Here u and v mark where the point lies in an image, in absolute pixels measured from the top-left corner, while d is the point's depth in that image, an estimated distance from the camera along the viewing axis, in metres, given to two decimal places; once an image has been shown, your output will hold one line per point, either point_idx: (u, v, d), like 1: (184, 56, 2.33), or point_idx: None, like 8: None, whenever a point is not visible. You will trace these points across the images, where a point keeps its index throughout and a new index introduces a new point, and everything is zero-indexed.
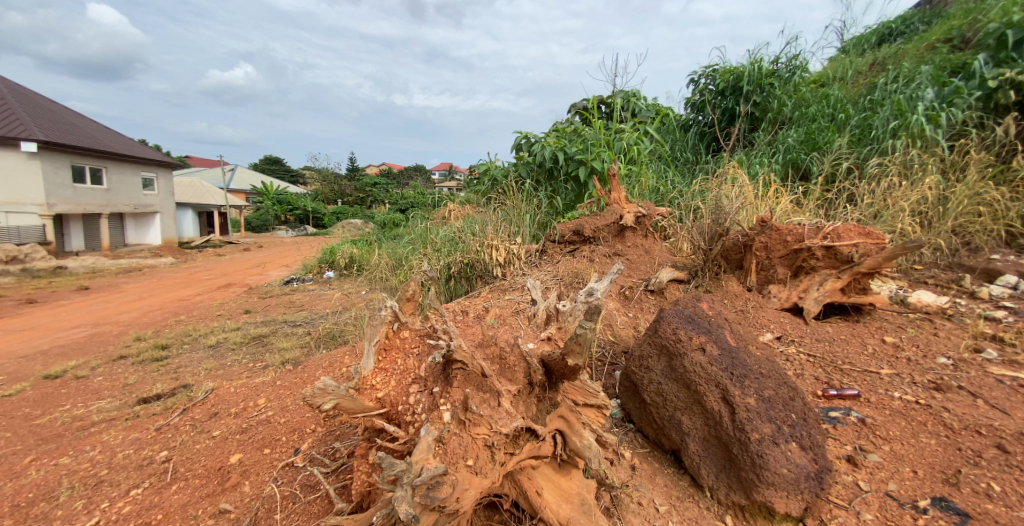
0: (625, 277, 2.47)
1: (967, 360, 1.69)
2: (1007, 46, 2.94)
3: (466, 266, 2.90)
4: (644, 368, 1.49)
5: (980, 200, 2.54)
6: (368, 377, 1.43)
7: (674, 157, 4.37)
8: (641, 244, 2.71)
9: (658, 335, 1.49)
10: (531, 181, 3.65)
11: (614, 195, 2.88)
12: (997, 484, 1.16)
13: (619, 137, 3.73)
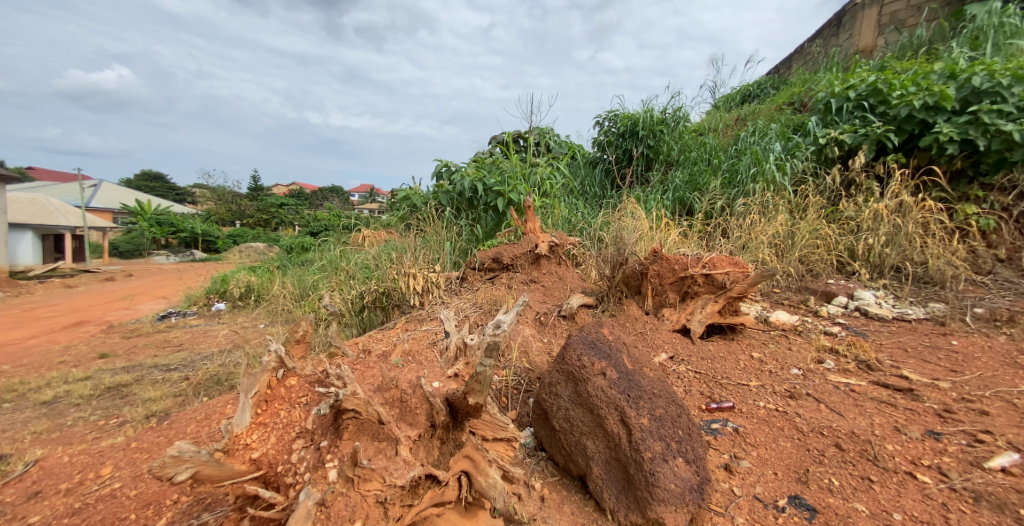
0: (538, 304, 2.53)
1: (813, 370, 2.02)
2: (828, 114, 3.67)
3: (382, 295, 2.74)
4: (553, 395, 1.53)
5: (818, 235, 3.09)
6: (241, 435, 1.29)
7: (583, 191, 4.71)
8: (556, 271, 2.85)
9: (565, 363, 1.55)
10: (451, 209, 3.60)
11: (530, 225, 3.00)
12: (835, 478, 1.37)
13: (534, 171, 3.89)
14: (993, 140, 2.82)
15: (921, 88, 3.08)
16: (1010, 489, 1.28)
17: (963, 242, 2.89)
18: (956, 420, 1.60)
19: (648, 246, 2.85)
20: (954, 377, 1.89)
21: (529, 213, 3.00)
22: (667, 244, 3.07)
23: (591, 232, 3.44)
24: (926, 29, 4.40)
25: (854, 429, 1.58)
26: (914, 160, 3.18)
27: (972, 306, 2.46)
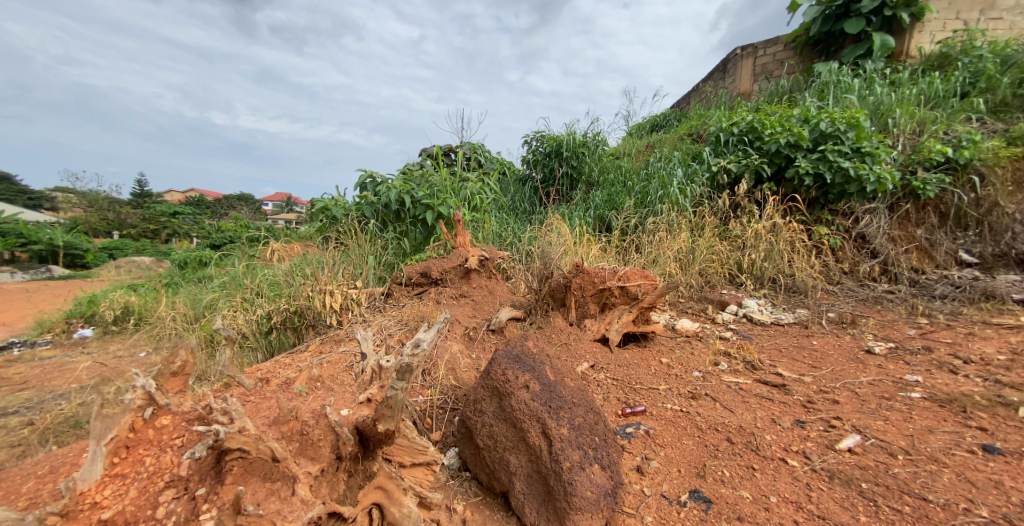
0: (465, 319, 2.50)
1: (711, 372, 2.24)
2: (718, 145, 4.15)
3: (294, 315, 2.53)
4: (478, 412, 1.51)
5: (713, 252, 3.46)
6: (91, 491, 1.13)
7: (514, 207, 4.81)
8: (486, 285, 2.85)
9: (490, 378, 1.54)
10: (376, 222, 3.42)
11: (460, 239, 2.96)
12: (726, 469, 1.52)
13: (463, 185, 3.87)
14: (836, 174, 3.39)
15: (785, 129, 3.62)
16: (853, 466, 1.51)
17: (819, 257, 3.41)
18: (817, 410, 1.86)
19: (570, 260, 2.97)
20: (817, 372, 2.20)
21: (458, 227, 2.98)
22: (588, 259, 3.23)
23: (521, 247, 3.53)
24: (787, 79, 5.21)
25: (741, 424, 1.77)
26: (782, 188, 3.71)
27: (827, 311, 2.93)
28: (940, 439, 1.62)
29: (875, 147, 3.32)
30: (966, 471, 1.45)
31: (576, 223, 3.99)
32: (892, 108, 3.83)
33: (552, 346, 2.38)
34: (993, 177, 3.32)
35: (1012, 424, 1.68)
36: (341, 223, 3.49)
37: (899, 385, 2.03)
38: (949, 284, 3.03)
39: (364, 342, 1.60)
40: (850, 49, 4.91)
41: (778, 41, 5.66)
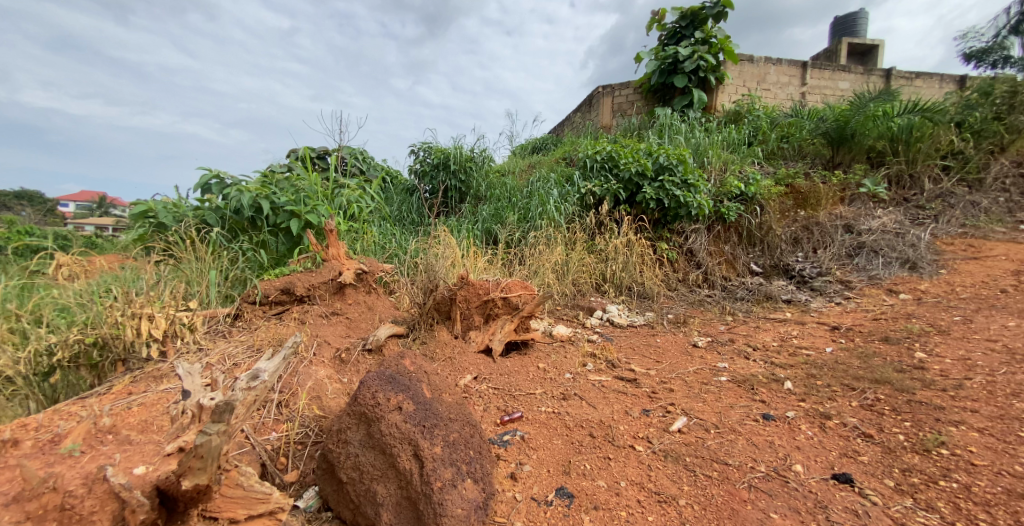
0: (335, 339, 2.29)
1: (580, 373, 2.42)
2: (585, 170, 4.52)
3: (92, 348, 2.00)
4: (342, 443, 1.40)
5: (584, 265, 3.77)
6: None
7: (401, 218, 4.64)
8: (364, 300, 2.70)
9: (357, 403, 1.43)
10: (222, 230, 2.97)
11: (332, 251, 2.76)
12: (588, 463, 1.64)
13: (338, 192, 3.58)
14: (672, 200, 3.99)
15: (635, 160, 4.14)
16: (681, 443, 1.78)
17: (661, 268, 3.92)
18: (658, 399, 2.16)
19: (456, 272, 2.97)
20: (659, 366, 2.57)
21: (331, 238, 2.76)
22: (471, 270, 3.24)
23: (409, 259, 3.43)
24: (636, 118, 5.98)
25: (601, 418, 1.95)
26: (634, 209, 4.19)
27: (667, 313, 3.44)
28: (736, 413, 2.02)
29: (697, 179, 4.00)
30: (751, 436, 1.83)
31: (463, 236, 4.02)
32: (707, 149, 4.61)
33: (437, 360, 2.33)
34: (769, 207, 4.17)
35: (780, 394, 2.18)
36: (171, 230, 2.93)
37: (713, 371, 2.50)
38: (745, 288, 3.75)
39: (189, 379, 1.27)
40: (678, 99, 5.83)
41: (630, 85, 6.48)
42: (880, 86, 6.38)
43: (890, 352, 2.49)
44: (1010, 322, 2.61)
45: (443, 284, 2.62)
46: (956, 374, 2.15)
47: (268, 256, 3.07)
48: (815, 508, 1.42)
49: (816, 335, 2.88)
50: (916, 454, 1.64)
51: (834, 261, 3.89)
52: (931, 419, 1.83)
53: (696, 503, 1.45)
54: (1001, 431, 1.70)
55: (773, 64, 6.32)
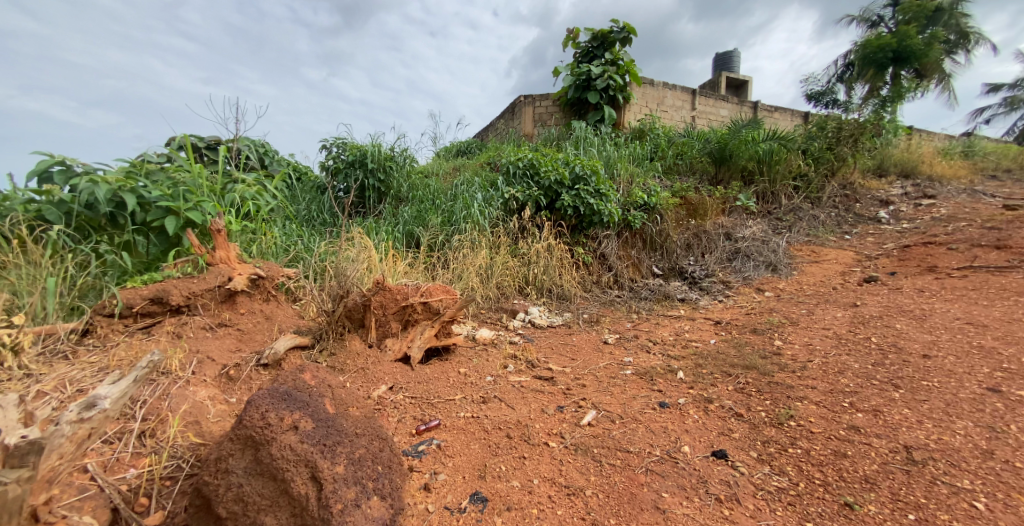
0: (221, 355, 2.04)
1: (500, 375, 2.43)
2: (507, 176, 4.55)
3: None
4: (222, 473, 1.25)
5: (507, 269, 3.81)
6: None
7: (310, 218, 4.35)
8: (260, 310, 2.48)
9: (243, 427, 1.30)
10: (67, 229, 2.46)
11: (218, 254, 2.47)
12: (503, 464, 1.65)
13: (229, 187, 3.20)
14: (587, 208, 4.19)
15: (554, 169, 4.29)
16: (590, 436, 1.86)
17: (578, 271, 4.10)
18: (572, 395, 2.25)
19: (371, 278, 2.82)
20: (574, 363, 2.68)
21: (219, 239, 2.46)
22: (389, 275, 3.12)
23: (318, 262, 3.22)
24: (555, 128, 6.20)
25: (518, 418, 1.98)
26: (553, 216, 4.33)
27: (583, 313, 3.61)
28: (638, 403, 2.18)
29: (608, 189, 4.25)
30: (649, 423, 1.98)
31: (382, 238, 3.86)
32: (617, 162, 4.93)
33: (348, 372, 2.20)
34: (667, 216, 4.57)
35: (674, 383, 2.41)
36: None
37: (619, 366, 2.67)
38: (648, 289, 4.05)
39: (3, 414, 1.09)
40: (592, 114, 6.15)
41: (550, 96, 6.73)
42: (750, 116, 7.39)
43: (756, 340, 2.87)
44: (836, 313, 3.13)
45: (357, 290, 2.48)
46: (802, 358, 2.54)
47: (134, 260, 2.66)
48: (697, 484, 1.58)
49: (703, 329, 3.21)
50: (772, 427, 1.91)
51: (718, 264, 4.36)
52: (784, 398, 2.14)
53: (601, 492, 1.53)
54: (831, 402, 2.04)
55: (669, 89, 6.95)
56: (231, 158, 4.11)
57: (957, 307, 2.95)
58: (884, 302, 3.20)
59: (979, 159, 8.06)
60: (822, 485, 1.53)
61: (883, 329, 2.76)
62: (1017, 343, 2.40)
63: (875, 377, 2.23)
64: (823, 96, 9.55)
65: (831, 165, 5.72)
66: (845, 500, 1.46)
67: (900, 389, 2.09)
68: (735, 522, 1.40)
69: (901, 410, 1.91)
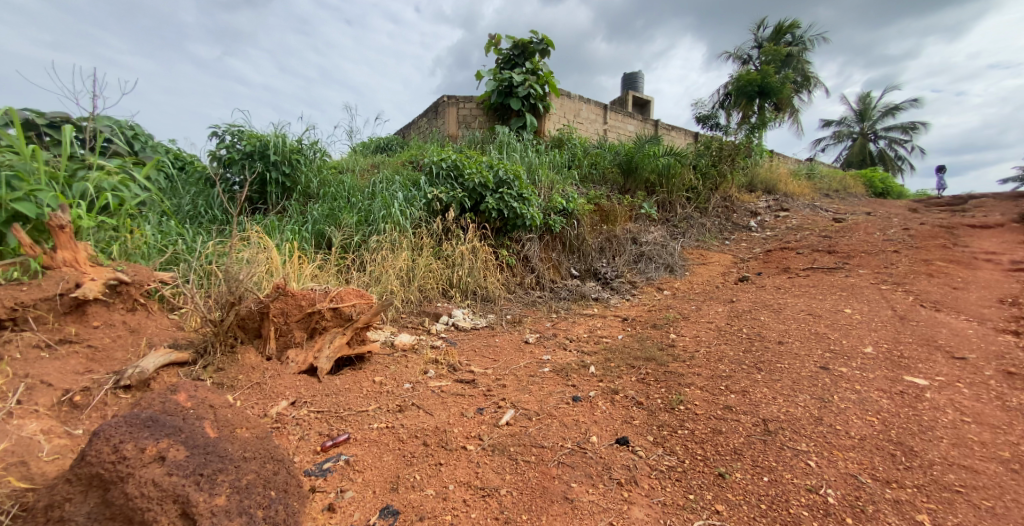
0: (63, 379, 1.82)
1: (420, 382, 2.54)
2: (430, 176, 4.50)
3: None
4: (60, 521, 1.13)
5: (429, 271, 3.80)
6: None
7: (196, 213, 4.00)
8: (120, 321, 2.29)
9: (86, 465, 1.18)
10: None
11: (62, 256, 2.22)
12: (418, 473, 1.71)
13: (79, 175, 2.85)
14: (510, 211, 4.29)
15: (478, 171, 4.33)
16: (508, 436, 1.99)
17: (502, 273, 4.20)
18: (491, 396, 2.41)
19: (270, 283, 2.80)
20: (495, 364, 2.85)
21: (63, 238, 2.22)
22: (291, 279, 2.98)
23: (201, 266, 3.00)
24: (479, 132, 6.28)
25: (437, 424, 2.08)
26: (478, 218, 4.38)
27: (506, 314, 3.75)
28: (553, 399, 2.37)
29: (531, 194, 4.40)
30: (563, 417, 2.16)
31: (287, 239, 3.63)
32: (538, 169, 5.14)
33: (238, 388, 2.16)
34: (583, 221, 4.87)
35: (587, 377, 2.63)
36: None
37: (539, 364, 2.85)
38: (567, 289, 4.30)
39: None
40: (514, 120, 6.35)
41: (473, 99, 6.81)
42: (651, 133, 8.20)
43: (656, 334, 3.20)
44: (716, 308, 3.61)
45: (252, 297, 2.41)
46: (691, 348, 2.91)
47: None
48: (602, 470, 1.75)
49: (612, 325, 3.50)
50: (666, 412, 2.17)
51: (626, 265, 4.77)
52: (676, 384, 2.44)
53: (515, 489, 1.64)
54: (711, 386, 2.37)
55: (584, 102, 7.41)
56: (92, 141, 3.55)
57: (803, 301, 3.57)
58: (752, 298, 3.76)
59: (820, 179, 9.80)
60: (702, 460, 1.79)
61: (751, 321, 3.24)
62: (840, 329, 3.00)
63: (744, 362, 2.63)
64: (708, 120, 10.83)
65: (715, 180, 6.53)
66: (719, 470, 1.72)
67: (760, 371, 2.49)
68: (632, 502, 1.58)
69: (762, 389, 2.29)
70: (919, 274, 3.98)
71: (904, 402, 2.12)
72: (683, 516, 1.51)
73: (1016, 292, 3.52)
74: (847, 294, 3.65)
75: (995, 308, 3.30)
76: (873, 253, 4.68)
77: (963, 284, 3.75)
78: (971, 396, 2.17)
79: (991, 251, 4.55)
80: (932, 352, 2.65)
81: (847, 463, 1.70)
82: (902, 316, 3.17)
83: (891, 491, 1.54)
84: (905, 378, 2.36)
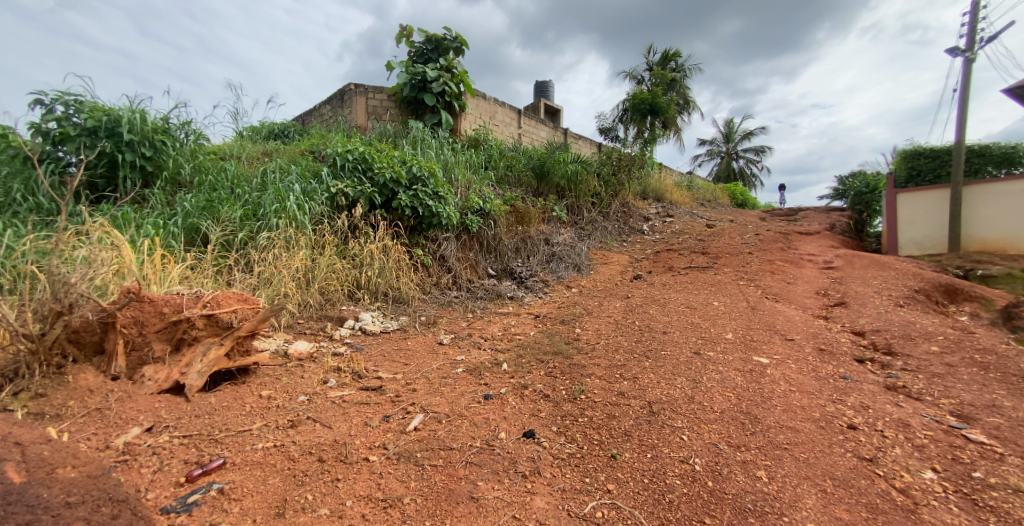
0: None
1: (317, 393, 2.39)
2: (334, 169, 4.20)
3: None
4: None
5: (332, 271, 3.55)
6: None
7: (12, 199, 3.23)
8: None
9: None
10: None
11: None
12: (309, 494, 1.61)
13: None
14: (425, 209, 4.20)
15: (389, 166, 4.13)
16: (415, 442, 1.97)
17: (416, 273, 4.10)
18: (400, 402, 2.35)
19: (118, 287, 2.41)
20: (406, 368, 2.78)
21: None
22: (148, 282, 2.56)
23: (11, 267, 2.43)
24: (390, 125, 6.02)
25: (336, 437, 1.98)
26: (389, 215, 4.20)
27: (419, 315, 3.67)
28: (465, 399, 2.40)
29: (447, 192, 4.34)
30: (473, 416, 2.21)
31: (148, 233, 3.10)
32: (454, 167, 5.10)
33: (70, 417, 1.80)
34: (500, 221, 4.95)
35: (499, 375, 2.71)
36: None
37: (452, 365, 2.86)
38: (484, 288, 4.34)
39: None
40: (429, 116, 6.21)
41: (383, 90, 6.53)
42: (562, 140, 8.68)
43: (563, 329, 3.42)
44: (615, 304, 3.97)
45: (88, 306, 2.01)
46: (593, 341, 3.16)
47: None
48: (508, 465, 1.82)
49: (525, 322, 3.64)
50: (569, 402, 2.34)
51: (539, 265, 4.97)
52: (579, 376, 2.63)
53: (419, 496, 1.63)
54: (608, 375, 2.61)
55: (499, 105, 7.55)
56: None
57: (683, 295, 4.11)
58: (645, 294, 4.21)
59: (696, 190, 11.26)
60: (598, 444, 1.97)
61: (642, 314, 3.63)
62: (710, 319, 3.52)
63: (635, 351, 2.94)
64: (609, 132, 11.79)
65: (615, 187, 7.14)
66: (611, 452, 1.90)
67: (648, 359, 2.81)
68: (535, 493, 1.67)
69: (649, 375, 2.59)
70: (765, 272, 4.83)
71: (752, 377, 2.57)
72: (579, 499, 1.64)
73: (826, 286, 4.47)
74: (715, 289, 4.29)
75: (814, 298, 4.16)
76: (733, 255, 5.54)
77: (794, 279, 4.66)
78: (798, 370, 2.72)
79: (812, 253, 5.69)
80: (774, 336, 3.25)
81: (711, 433, 2.00)
82: (753, 307, 3.83)
83: (741, 454, 1.86)
84: (754, 358, 2.86)
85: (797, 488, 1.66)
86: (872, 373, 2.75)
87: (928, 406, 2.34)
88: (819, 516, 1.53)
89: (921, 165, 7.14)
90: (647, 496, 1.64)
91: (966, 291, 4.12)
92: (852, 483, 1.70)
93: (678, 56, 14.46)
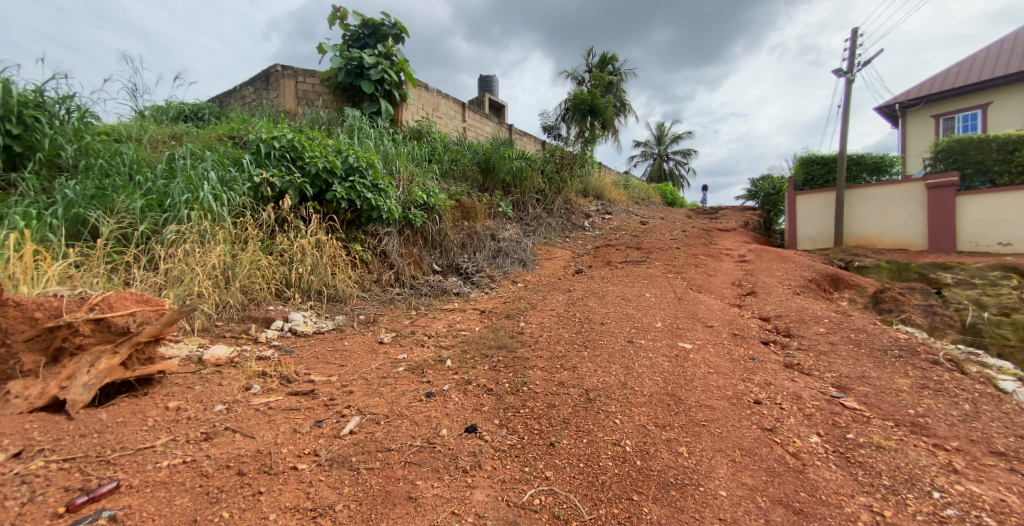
0: None
1: (237, 401, 2.18)
2: (258, 156, 3.83)
3: None
4: None
5: (256, 268, 3.25)
6: None
7: None
8: None
9: None
10: None
11: None
12: (224, 511, 1.47)
13: None
14: (364, 202, 3.98)
15: (322, 155, 3.86)
16: (350, 446, 1.88)
17: (354, 270, 3.90)
18: (334, 405, 2.23)
19: None
20: (342, 369, 2.63)
21: None
22: (15, 283, 2.16)
23: None
24: (323, 112, 5.62)
25: (259, 447, 1.83)
26: (323, 208, 3.93)
27: (358, 314, 3.50)
28: (406, 398, 2.33)
29: (387, 185, 4.16)
30: (413, 415, 2.15)
31: (17, 224, 2.61)
32: (395, 159, 4.89)
33: None
34: (445, 216, 4.84)
35: (442, 372, 2.67)
36: None
37: (392, 364, 2.76)
38: (428, 285, 4.24)
39: None
40: (367, 104, 5.88)
41: (315, 75, 6.09)
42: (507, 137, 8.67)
43: (508, 324, 3.45)
44: (558, 297, 4.08)
45: None
46: (536, 334, 3.22)
47: None
48: (448, 462, 1.81)
49: (470, 318, 3.62)
50: (512, 394, 2.38)
51: (486, 261, 4.95)
52: (522, 368, 2.68)
53: (353, 501, 1.56)
54: (550, 366, 2.68)
55: (442, 98, 7.35)
56: None
57: (619, 288, 4.34)
58: (585, 287, 4.38)
59: (631, 189, 11.91)
60: (538, 433, 2.02)
61: (582, 307, 3.78)
62: (643, 309, 3.77)
63: (575, 342, 3.05)
64: (551, 130, 12.04)
65: (558, 185, 7.34)
66: (549, 440, 1.97)
67: (587, 348, 2.94)
68: (475, 487, 1.67)
69: (587, 364, 2.70)
70: (690, 265, 5.25)
71: (677, 362, 2.79)
72: (518, 489, 1.67)
73: (740, 277, 4.97)
74: (647, 281, 4.58)
75: (729, 288, 4.61)
76: (663, 250, 5.94)
77: (713, 271, 5.11)
78: (716, 353, 3.01)
79: (728, 248, 6.29)
80: (696, 323, 3.56)
81: (641, 416, 2.14)
82: (680, 297, 4.15)
83: (666, 433, 2.01)
84: (681, 344, 3.11)
85: (712, 460, 1.84)
86: (773, 354, 3.12)
87: (816, 380, 2.70)
88: (729, 484, 1.70)
89: (815, 171, 8.17)
90: (582, 479, 1.72)
91: (846, 280, 4.80)
92: (756, 451, 1.91)
93: (613, 60, 15.10)
